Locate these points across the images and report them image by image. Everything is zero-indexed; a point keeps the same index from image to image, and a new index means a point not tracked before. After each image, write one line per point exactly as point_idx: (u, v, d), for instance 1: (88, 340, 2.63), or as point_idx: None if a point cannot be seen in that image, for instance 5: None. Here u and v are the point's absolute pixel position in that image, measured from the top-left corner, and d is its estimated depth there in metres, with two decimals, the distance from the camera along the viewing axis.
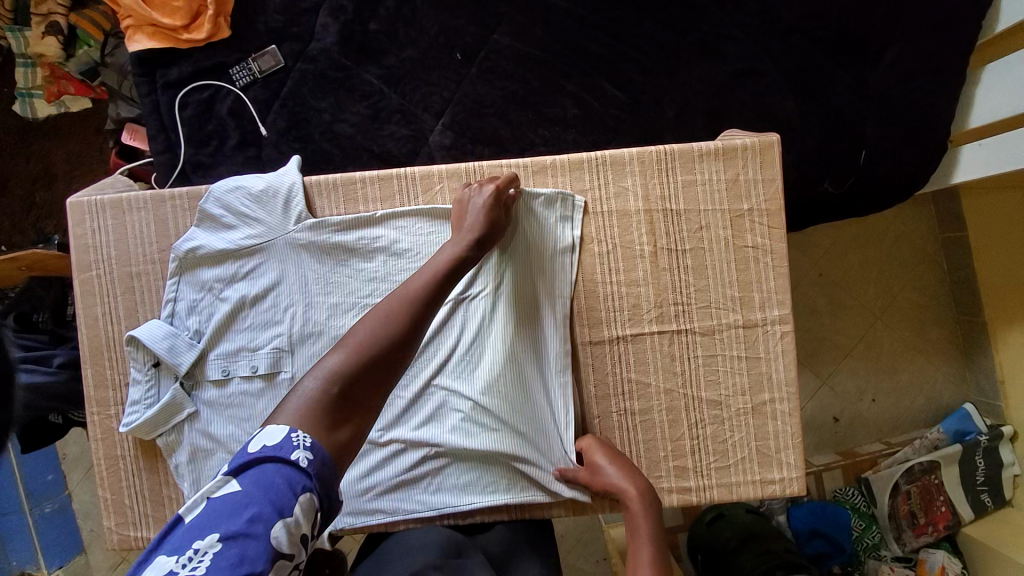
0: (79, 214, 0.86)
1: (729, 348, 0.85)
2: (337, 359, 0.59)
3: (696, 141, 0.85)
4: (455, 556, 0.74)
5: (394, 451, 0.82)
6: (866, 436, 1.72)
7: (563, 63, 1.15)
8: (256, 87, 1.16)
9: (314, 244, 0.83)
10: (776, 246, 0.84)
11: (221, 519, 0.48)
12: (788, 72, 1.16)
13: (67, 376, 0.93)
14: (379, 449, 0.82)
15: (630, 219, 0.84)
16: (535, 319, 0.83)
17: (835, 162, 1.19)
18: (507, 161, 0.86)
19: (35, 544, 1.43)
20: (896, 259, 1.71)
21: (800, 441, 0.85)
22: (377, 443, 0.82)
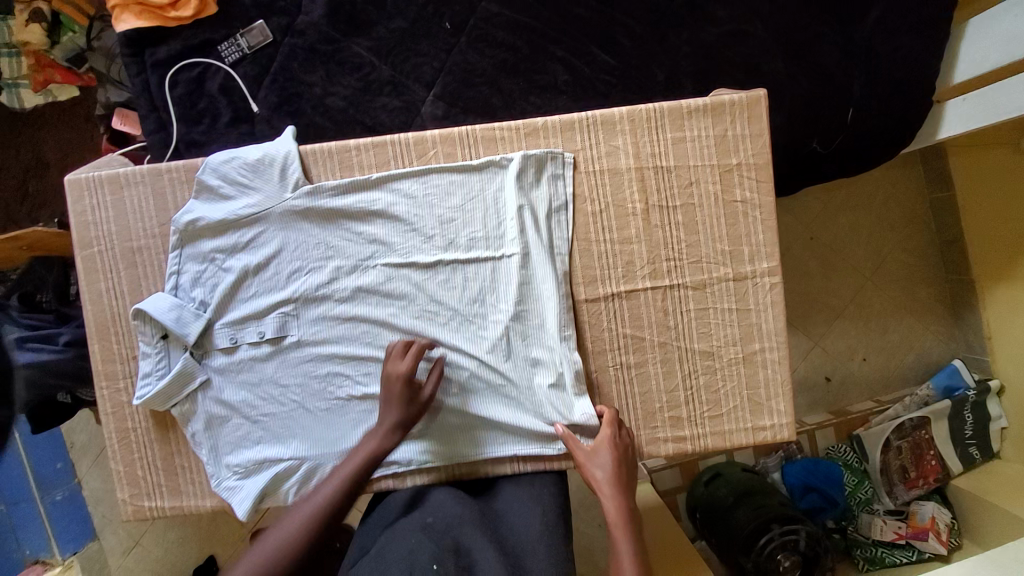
0: (78, 191, 0.86)
1: (720, 301, 0.87)
2: (254, 567, 0.70)
3: (684, 98, 0.87)
4: (448, 509, 0.78)
5: None
6: (857, 395, 1.77)
7: (552, 30, 1.15)
8: (246, 63, 1.16)
9: (313, 210, 0.85)
10: (764, 199, 0.86)
11: None
12: (774, 31, 1.17)
13: (75, 354, 0.94)
14: None
15: (622, 177, 0.86)
16: (534, 278, 0.86)
17: (822, 122, 1.20)
18: (499, 123, 0.88)
19: (49, 530, 1.56)
20: (886, 221, 1.74)
21: (790, 389, 0.88)
22: None
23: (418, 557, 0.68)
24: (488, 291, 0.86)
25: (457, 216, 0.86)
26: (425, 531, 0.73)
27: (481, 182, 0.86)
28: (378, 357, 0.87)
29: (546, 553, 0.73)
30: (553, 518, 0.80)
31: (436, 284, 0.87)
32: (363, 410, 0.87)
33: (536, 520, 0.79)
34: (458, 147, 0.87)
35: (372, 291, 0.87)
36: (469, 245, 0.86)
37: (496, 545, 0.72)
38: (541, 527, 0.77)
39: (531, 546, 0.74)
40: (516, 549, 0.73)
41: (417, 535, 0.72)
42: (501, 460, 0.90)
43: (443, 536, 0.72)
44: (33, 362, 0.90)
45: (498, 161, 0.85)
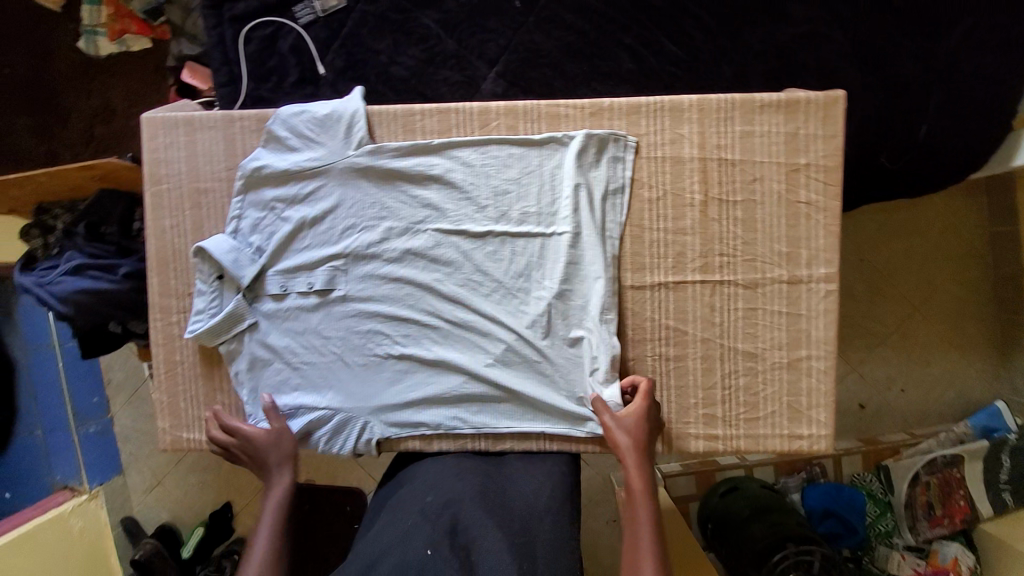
0: (154, 128, 0.90)
1: (771, 303, 0.85)
2: None
3: (758, 93, 0.85)
4: (449, 487, 0.80)
5: (437, 372, 0.88)
6: (889, 426, 1.71)
7: (623, 16, 1.14)
8: (317, 26, 1.18)
9: (373, 168, 0.87)
10: (829, 203, 0.84)
11: None
12: (854, 37, 1.13)
13: (131, 287, 0.98)
14: (423, 369, 0.88)
15: (684, 166, 0.85)
16: (584, 259, 0.85)
17: (893, 135, 1.15)
18: (564, 101, 0.87)
19: (80, 460, 1.61)
20: (942, 250, 1.66)
21: (832, 401, 0.86)
22: (425, 365, 0.88)
23: (413, 542, 0.71)
24: (534, 267, 0.86)
25: (512, 189, 0.86)
26: (423, 514, 0.75)
27: (540, 158, 0.86)
28: (419, 320, 0.88)
29: (550, 528, 0.76)
30: (561, 494, 0.82)
31: (483, 255, 0.87)
32: (398, 370, 0.88)
33: (547, 485, 0.83)
34: (520, 121, 0.88)
35: (421, 255, 0.88)
36: (521, 219, 0.86)
37: (495, 520, 0.74)
38: (546, 504, 0.79)
39: (536, 521, 0.76)
40: (519, 524, 0.75)
41: (415, 518, 0.75)
42: (528, 436, 0.90)
43: (441, 516, 0.74)
44: (94, 289, 0.94)
45: (559, 139, 0.85)
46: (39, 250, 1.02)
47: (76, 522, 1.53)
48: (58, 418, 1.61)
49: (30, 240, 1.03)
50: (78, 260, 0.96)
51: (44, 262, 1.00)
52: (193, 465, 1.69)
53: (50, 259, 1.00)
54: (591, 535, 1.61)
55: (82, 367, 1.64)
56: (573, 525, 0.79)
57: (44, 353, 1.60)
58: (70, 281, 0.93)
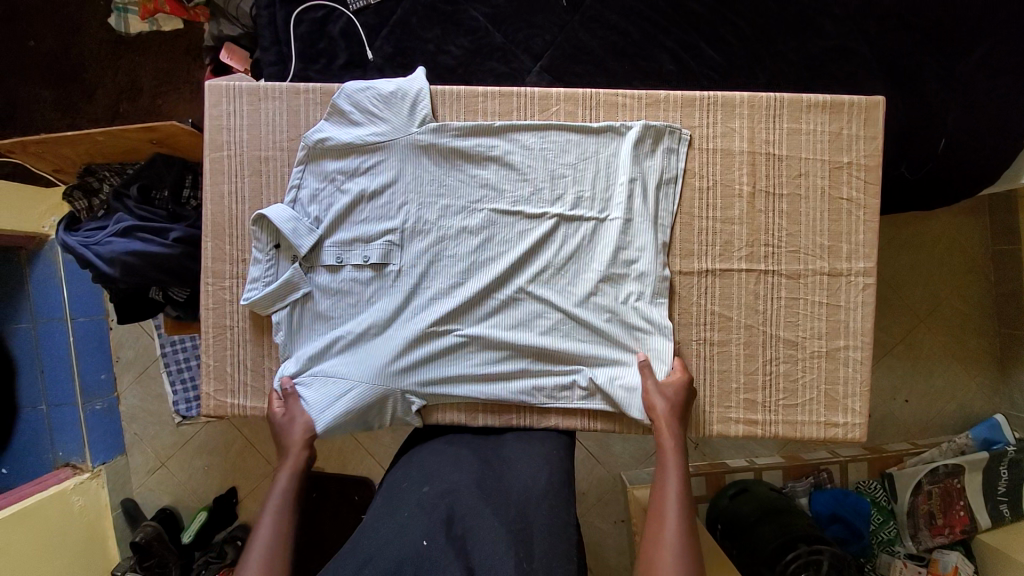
0: (217, 95, 0.92)
1: (812, 293, 0.89)
2: None
3: (806, 93, 0.90)
4: (445, 477, 0.81)
5: (483, 349, 0.90)
6: (892, 435, 1.75)
7: (664, 19, 1.19)
8: (368, 12, 1.21)
9: (435, 146, 0.89)
10: (869, 201, 0.88)
11: None
12: (881, 53, 1.19)
13: (181, 252, 0.98)
14: (470, 347, 0.90)
15: (733, 159, 0.90)
16: (637, 245, 0.88)
17: (913, 149, 1.22)
18: (622, 92, 0.92)
19: (83, 437, 1.56)
20: (946, 265, 1.73)
21: (867, 390, 0.89)
22: (473, 341, 0.89)
23: (410, 532, 0.71)
24: (584, 250, 0.89)
25: (568, 173, 0.89)
26: (420, 505, 0.76)
27: (597, 146, 0.89)
28: (468, 295, 0.89)
29: (546, 513, 0.75)
30: (558, 480, 0.82)
31: (534, 237, 0.90)
32: (443, 346, 0.89)
33: (545, 471, 0.83)
34: (579, 108, 0.92)
35: (473, 233, 0.90)
36: (575, 203, 0.89)
37: (492, 506, 0.74)
38: (543, 489, 0.79)
39: (533, 505, 0.76)
40: (515, 509, 0.75)
41: (411, 509, 0.75)
42: (571, 412, 0.92)
43: (438, 507, 0.75)
44: (144, 251, 0.94)
45: (613, 128, 0.89)
46: (83, 211, 1.05)
47: (78, 500, 1.49)
48: (62, 393, 1.54)
49: (73, 201, 1.05)
50: (129, 222, 0.96)
51: (89, 222, 1.00)
52: (198, 448, 1.66)
53: (97, 219, 1.02)
54: (600, 534, 1.60)
55: (93, 343, 1.60)
56: (569, 507, 0.79)
57: (54, 326, 1.53)
58: (119, 242, 0.94)
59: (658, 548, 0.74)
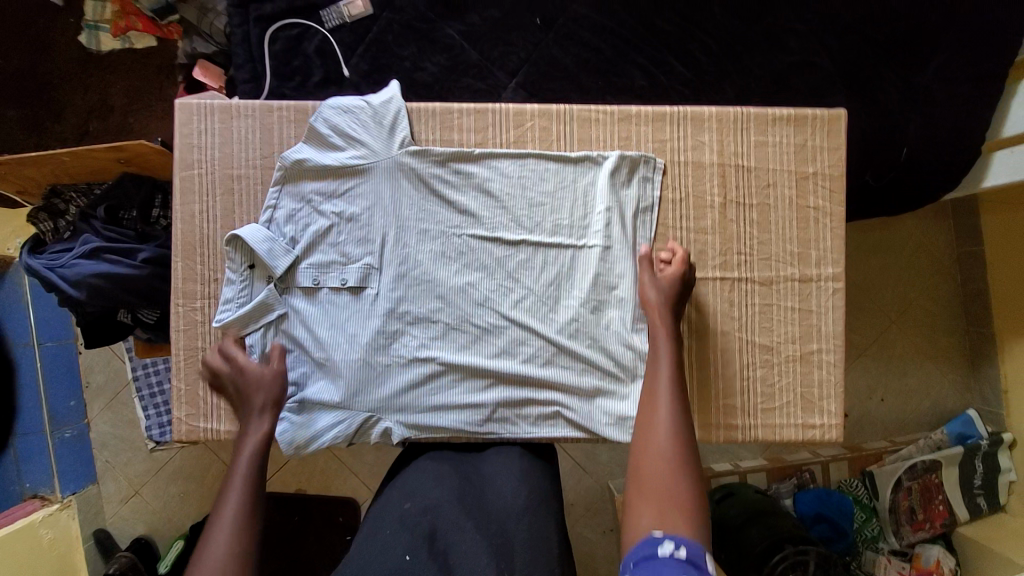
0: (188, 114, 0.91)
1: (784, 299, 0.91)
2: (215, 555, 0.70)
3: (771, 107, 0.93)
4: (427, 493, 0.80)
5: (462, 377, 0.90)
6: (871, 434, 1.77)
7: (635, 36, 1.23)
8: (344, 31, 1.22)
9: (415, 169, 0.90)
10: (835, 209, 0.92)
11: None
12: (842, 68, 1.24)
13: (150, 273, 0.96)
14: (449, 373, 0.90)
15: (705, 170, 0.92)
16: (614, 264, 0.91)
17: (876, 157, 1.26)
18: (595, 107, 0.94)
19: (52, 467, 1.50)
20: (913, 268, 1.79)
21: (841, 392, 0.91)
22: (452, 367, 0.90)
23: (391, 551, 0.70)
24: (564, 277, 0.91)
25: (547, 201, 0.91)
26: (401, 522, 0.74)
27: (575, 174, 0.91)
28: (449, 322, 0.91)
29: (526, 527, 0.75)
30: (538, 496, 0.82)
31: (513, 263, 0.91)
32: (423, 372, 0.90)
33: (523, 484, 0.83)
34: (553, 123, 0.94)
35: (453, 259, 0.91)
36: (553, 230, 0.91)
37: (474, 521, 0.74)
38: (523, 505, 0.78)
39: (514, 518, 0.76)
40: (497, 522, 0.75)
41: (393, 526, 0.74)
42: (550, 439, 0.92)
43: (420, 523, 0.74)
44: (110, 274, 0.92)
45: (594, 157, 0.91)
46: (48, 233, 1.02)
47: (47, 533, 1.41)
48: (30, 420, 1.50)
49: (38, 223, 1.02)
50: (96, 243, 0.94)
51: (54, 244, 0.98)
52: (174, 474, 1.61)
53: (63, 241, 0.99)
54: (589, 546, 1.59)
55: (63, 370, 1.55)
56: (549, 516, 0.80)
57: (21, 352, 1.49)
58: (86, 264, 0.92)
59: (653, 429, 0.76)
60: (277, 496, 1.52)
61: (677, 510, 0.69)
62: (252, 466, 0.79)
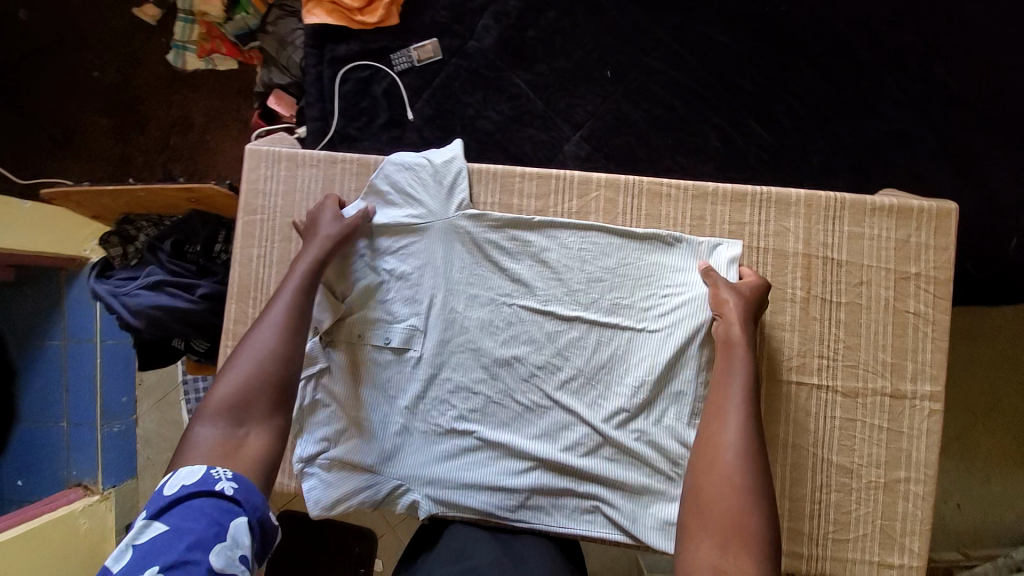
0: (257, 160, 0.92)
1: (870, 416, 0.80)
2: (242, 374, 0.71)
3: (870, 194, 0.83)
4: (473, 556, 0.77)
5: (498, 455, 0.84)
6: (941, 542, 1.54)
7: (713, 96, 1.15)
8: (412, 74, 1.21)
9: (471, 233, 0.87)
10: (938, 317, 0.80)
11: (158, 553, 0.55)
12: (948, 141, 1.11)
13: (204, 308, 0.97)
14: (484, 450, 0.85)
15: (786, 260, 0.83)
16: (676, 353, 0.82)
17: (981, 244, 1.10)
18: (667, 181, 0.88)
19: (99, 458, 1.53)
20: (1009, 358, 1.54)
21: (929, 530, 0.79)
22: (488, 445, 0.85)
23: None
24: (618, 360, 0.84)
25: (608, 277, 0.85)
26: None
27: (638, 250, 0.85)
28: (489, 395, 0.85)
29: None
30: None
31: (564, 340, 0.85)
32: (458, 446, 0.85)
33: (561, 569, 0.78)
34: (620, 196, 0.88)
35: (501, 329, 0.86)
36: (612, 308, 0.85)
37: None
38: None
39: None
40: None
41: None
42: (588, 537, 0.84)
43: None
44: (168, 306, 0.94)
45: (661, 237, 0.85)
46: (118, 259, 1.06)
47: (85, 522, 1.44)
48: (84, 411, 1.53)
49: (110, 247, 1.06)
50: (159, 276, 0.96)
51: (122, 270, 1.01)
52: None
53: (129, 268, 1.02)
54: None
55: (118, 366, 1.59)
56: None
57: (84, 347, 1.53)
58: (147, 295, 0.94)
59: (716, 448, 0.71)
60: (296, 515, 1.43)
61: (737, 540, 0.64)
62: (302, 282, 0.79)
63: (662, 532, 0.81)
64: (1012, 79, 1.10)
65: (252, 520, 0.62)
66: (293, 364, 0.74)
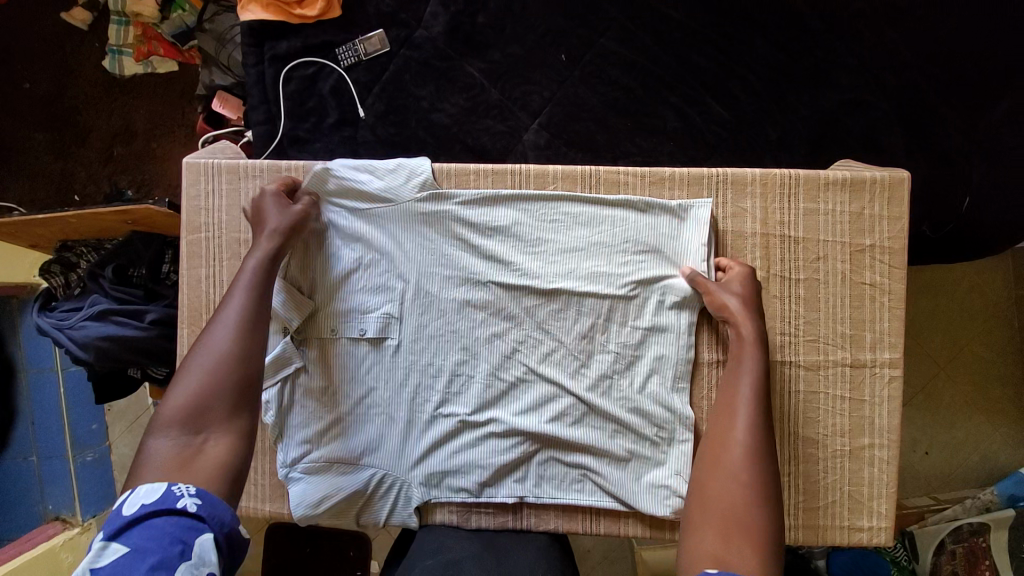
0: (195, 174, 0.87)
1: (833, 387, 0.82)
2: (196, 380, 0.68)
3: (823, 169, 0.84)
4: (451, 551, 0.79)
5: (486, 435, 0.83)
6: (912, 489, 1.61)
7: (669, 75, 1.13)
8: (360, 69, 1.16)
9: (436, 214, 0.85)
10: (895, 287, 0.82)
11: None
12: (899, 106, 1.12)
13: (157, 334, 0.93)
14: (471, 431, 0.84)
15: (746, 241, 0.83)
16: (652, 320, 0.82)
17: (936, 207, 1.12)
18: (624, 168, 0.87)
19: (73, 490, 1.45)
20: (966, 312, 1.61)
21: (894, 492, 0.82)
22: (474, 425, 0.84)
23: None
24: (599, 328, 0.83)
25: (581, 247, 0.84)
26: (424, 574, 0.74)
27: (610, 217, 0.84)
28: (472, 374, 0.84)
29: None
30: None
31: (545, 312, 0.84)
32: (445, 430, 0.83)
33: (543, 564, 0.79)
34: (577, 185, 0.87)
35: (478, 308, 0.84)
36: (589, 276, 0.83)
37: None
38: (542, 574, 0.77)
39: None
40: None
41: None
42: (581, 509, 0.84)
43: None
44: (117, 336, 0.89)
45: (630, 203, 0.83)
46: (59, 287, 1.00)
47: (69, 556, 1.38)
48: (53, 445, 1.44)
49: (50, 277, 1.00)
50: (104, 304, 0.91)
51: (65, 301, 0.96)
52: None
53: (73, 297, 0.97)
54: None
55: (85, 395, 1.50)
56: None
57: (45, 377, 1.45)
58: (93, 326, 0.89)
59: (726, 443, 0.72)
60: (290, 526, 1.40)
61: (744, 538, 0.65)
62: (254, 281, 0.75)
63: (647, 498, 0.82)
64: (957, 40, 1.11)
65: (219, 536, 0.59)
66: (251, 365, 0.71)
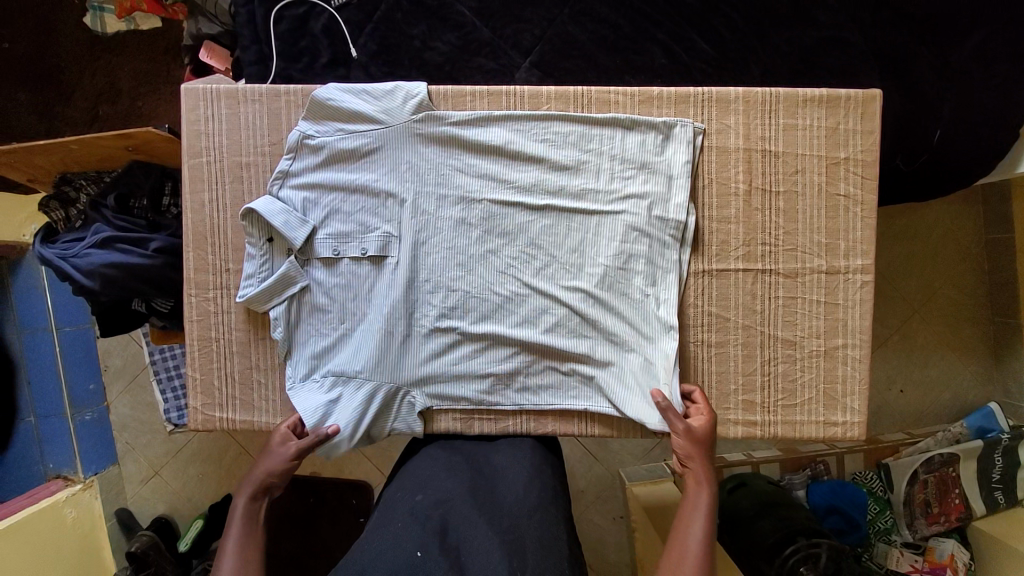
0: (195, 99, 0.90)
1: (810, 292, 0.88)
2: None
3: (802, 87, 0.88)
4: (438, 485, 0.81)
5: (485, 346, 0.89)
6: (888, 425, 1.67)
7: (655, 11, 1.16)
8: (351, 8, 1.16)
9: (432, 134, 0.88)
10: (866, 197, 0.87)
11: None
12: (875, 42, 1.16)
13: (163, 262, 0.96)
14: (471, 343, 0.89)
15: (729, 156, 0.89)
16: (642, 233, 0.87)
17: (906, 141, 1.18)
18: (615, 89, 0.90)
19: (73, 447, 1.44)
20: (941, 256, 1.66)
21: (866, 388, 0.88)
22: (473, 337, 0.89)
23: (403, 542, 0.71)
24: (589, 243, 0.88)
25: (573, 166, 0.88)
26: (412, 514, 0.75)
27: (601, 138, 0.88)
28: (468, 291, 0.89)
29: (538, 524, 0.74)
30: (549, 495, 0.80)
31: (537, 231, 0.88)
32: (445, 342, 0.88)
33: (535, 482, 0.82)
34: (570, 105, 0.91)
35: (476, 226, 0.89)
36: (579, 195, 0.88)
37: (485, 517, 0.74)
38: (535, 501, 0.78)
39: (527, 516, 0.75)
40: (509, 520, 0.74)
41: (404, 519, 0.75)
42: (573, 414, 0.91)
43: (431, 517, 0.74)
44: (120, 262, 0.91)
45: (618, 121, 0.87)
46: (60, 222, 1.02)
47: (70, 512, 1.37)
48: (49, 403, 1.42)
49: (50, 211, 1.02)
50: (107, 233, 0.92)
51: (66, 233, 0.97)
52: (191, 458, 1.53)
53: (74, 231, 0.98)
54: (600, 534, 1.52)
55: (81, 353, 1.47)
56: (557, 503, 0.80)
57: (40, 337, 1.41)
58: (98, 254, 0.90)
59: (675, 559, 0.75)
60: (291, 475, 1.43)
61: None
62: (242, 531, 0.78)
63: (640, 398, 0.86)
64: None
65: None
66: None
